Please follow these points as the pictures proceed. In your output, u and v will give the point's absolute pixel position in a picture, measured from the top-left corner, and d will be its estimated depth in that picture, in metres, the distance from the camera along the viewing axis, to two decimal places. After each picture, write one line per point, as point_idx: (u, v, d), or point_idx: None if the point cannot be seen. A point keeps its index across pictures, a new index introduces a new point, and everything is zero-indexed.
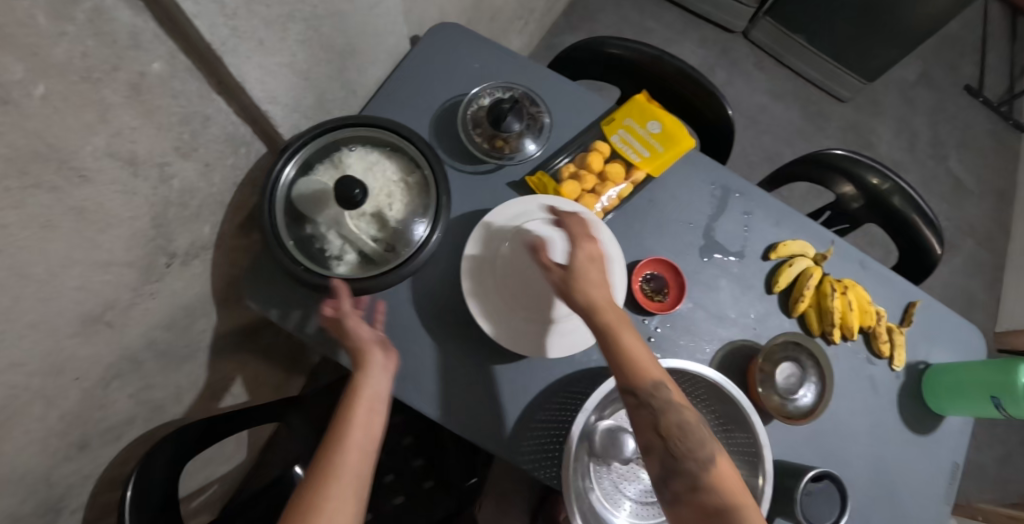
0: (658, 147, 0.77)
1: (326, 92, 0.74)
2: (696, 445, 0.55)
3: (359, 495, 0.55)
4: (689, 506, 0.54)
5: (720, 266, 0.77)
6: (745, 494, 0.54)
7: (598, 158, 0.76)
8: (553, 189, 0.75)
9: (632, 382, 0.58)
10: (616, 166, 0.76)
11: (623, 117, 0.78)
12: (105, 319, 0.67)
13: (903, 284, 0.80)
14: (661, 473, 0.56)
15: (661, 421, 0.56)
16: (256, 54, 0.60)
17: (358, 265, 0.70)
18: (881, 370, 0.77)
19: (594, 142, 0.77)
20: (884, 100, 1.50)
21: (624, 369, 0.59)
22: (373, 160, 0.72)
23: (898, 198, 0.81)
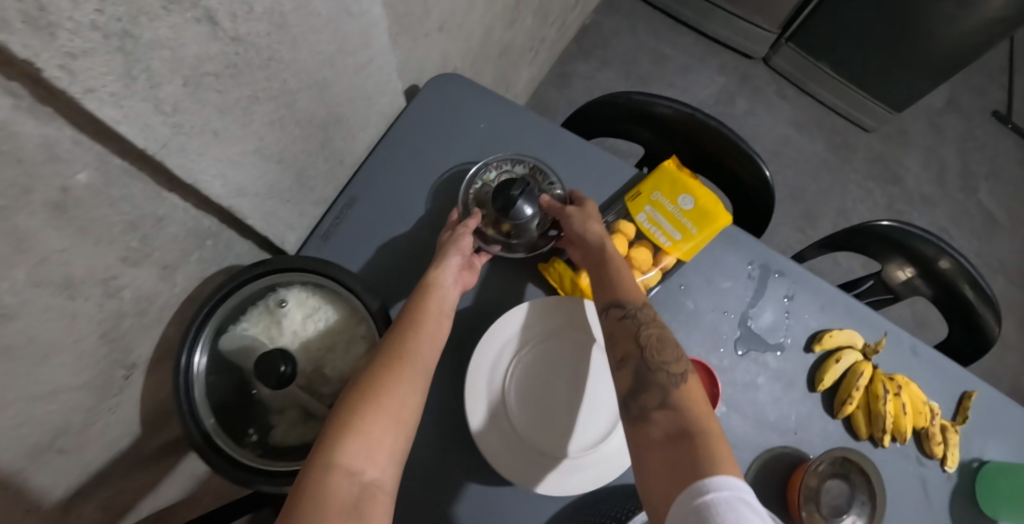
0: (690, 227, 0.66)
1: (306, 170, 0.63)
2: (670, 360, 0.53)
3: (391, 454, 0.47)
4: (656, 423, 0.49)
5: (757, 363, 0.67)
6: (715, 423, 0.49)
7: (621, 241, 0.65)
8: (570, 279, 0.66)
9: (614, 295, 0.58)
10: (643, 250, 0.65)
11: (651, 190, 0.67)
12: (56, 446, 0.58)
13: (957, 373, 0.72)
14: (633, 383, 0.52)
15: (632, 327, 0.55)
16: (211, 147, 0.49)
17: (301, 430, 0.58)
18: (931, 471, 0.70)
19: (616, 223, 0.66)
20: (912, 129, 1.41)
21: (617, 281, 0.59)
22: (314, 305, 0.60)
23: (966, 285, 0.71)
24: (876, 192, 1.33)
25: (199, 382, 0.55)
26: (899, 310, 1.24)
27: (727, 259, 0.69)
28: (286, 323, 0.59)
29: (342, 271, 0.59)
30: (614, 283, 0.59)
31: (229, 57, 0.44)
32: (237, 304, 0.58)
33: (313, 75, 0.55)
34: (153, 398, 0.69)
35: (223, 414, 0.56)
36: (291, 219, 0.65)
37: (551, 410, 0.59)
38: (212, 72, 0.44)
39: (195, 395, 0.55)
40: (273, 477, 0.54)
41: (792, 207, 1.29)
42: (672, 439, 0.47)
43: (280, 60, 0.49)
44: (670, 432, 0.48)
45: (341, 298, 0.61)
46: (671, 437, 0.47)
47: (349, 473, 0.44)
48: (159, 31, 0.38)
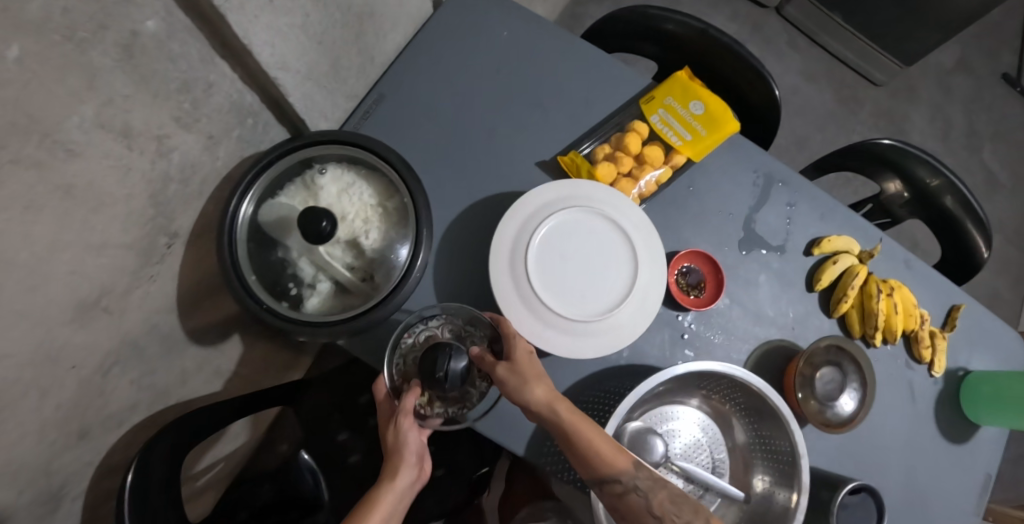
0: (701, 130, 0.71)
1: (342, 59, 0.67)
2: (689, 515, 0.53)
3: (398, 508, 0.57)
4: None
5: (760, 261, 0.72)
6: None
7: (636, 138, 0.70)
8: (587, 170, 0.70)
9: (602, 471, 0.54)
10: (656, 148, 0.70)
11: (664, 95, 0.72)
12: (102, 304, 0.62)
13: (948, 287, 0.76)
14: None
15: (630, 505, 0.54)
16: (265, 13, 0.53)
17: (333, 297, 0.63)
18: (919, 375, 0.74)
19: (631, 123, 0.72)
20: (921, 87, 1.44)
21: (593, 459, 0.55)
22: (348, 182, 0.65)
23: (951, 198, 0.76)
24: None
25: (241, 244, 0.60)
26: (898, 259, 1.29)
27: (732, 166, 0.74)
28: (322, 195, 0.63)
29: (375, 146, 0.63)
30: (594, 457, 0.54)
31: None
32: (277, 176, 0.63)
33: None
34: (188, 276, 0.73)
35: (262, 274, 0.61)
36: (325, 108, 0.69)
37: (568, 280, 0.64)
38: None
39: (238, 254, 0.60)
40: (308, 330, 0.60)
41: (797, 157, 1.32)
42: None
43: None
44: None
45: (374, 176, 0.65)
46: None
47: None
48: None
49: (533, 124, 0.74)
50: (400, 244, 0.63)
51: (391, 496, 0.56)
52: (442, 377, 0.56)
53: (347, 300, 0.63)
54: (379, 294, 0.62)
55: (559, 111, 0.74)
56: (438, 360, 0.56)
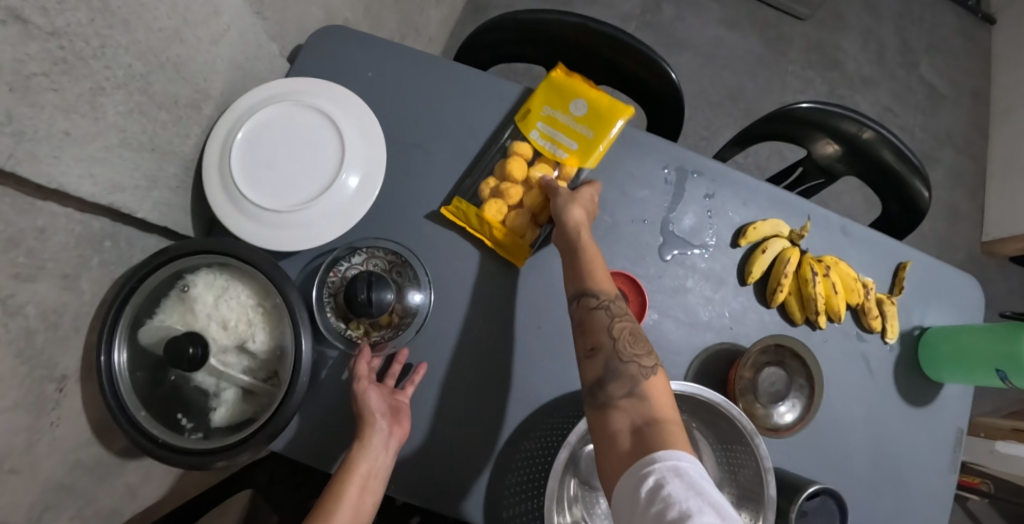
0: (586, 132, 0.66)
1: (188, 153, 0.62)
2: (642, 352, 0.54)
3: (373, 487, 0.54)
4: (621, 413, 0.50)
5: (684, 264, 0.68)
6: (675, 413, 0.50)
7: (519, 163, 0.65)
8: (474, 215, 0.65)
9: (585, 283, 0.57)
10: (542, 168, 0.66)
11: (542, 104, 0.67)
12: (3, 470, 0.57)
13: (893, 245, 0.72)
14: (601, 372, 0.53)
15: (592, 319, 0.56)
16: (69, 148, 0.48)
17: (239, 406, 0.59)
18: (872, 344, 0.70)
19: (512, 145, 0.66)
20: (849, 10, 1.36)
21: (587, 270, 0.58)
22: (223, 286, 0.61)
23: (887, 150, 0.71)
24: (816, 82, 1.30)
25: (126, 374, 0.56)
26: (847, 183, 1.23)
27: (642, 166, 0.69)
28: (197, 308, 0.59)
29: (232, 247, 0.57)
30: (585, 271, 0.58)
31: (53, 52, 0.43)
32: (146, 303, 0.58)
33: (163, 55, 0.53)
34: (95, 405, 0.68)
35: (155, 410, 0.57)
36: (187, 207, 0.64)
37: (290, 182, 0.60)
38: (39, 71, 0.43)
39: (124, 392, 0.55)
40: (217, 454, 0.55)
41: (733, 109, 1.25)
42: (637, 434, 0.48)
43: (117, 44, 0.48)
44: (638, 423, 0.49)
45: (248, 275, 0.61)
46: (634, 430, 0.49)
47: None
48: None
49: (416, 168, 0.68)
50: (286, 340, 0.59)
51: (363, 461, 0.54)
52: (366, 301, 0.55)
53: (254, 407, 0.59)
54: (281, 394, 0.57)
55: (440, 151, 0.69)
56: (356, 288, 0.55)
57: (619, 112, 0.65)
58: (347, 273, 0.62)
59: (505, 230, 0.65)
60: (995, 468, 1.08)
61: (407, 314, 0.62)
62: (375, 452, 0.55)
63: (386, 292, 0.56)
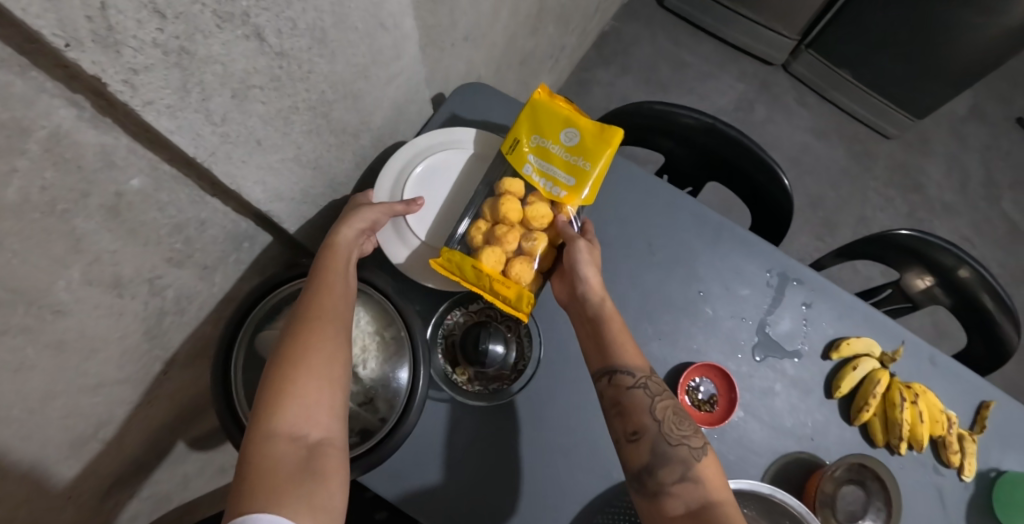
0: (583, 163, 0.60)
1: (337, 176, 0.67)
2: (687, 432, 0.52)
3: (327, 371, 0.48)
4: (673, 498, 0.48)
5: (776, 369, 0.66)
6: (727, 494, 0.49)
7: (514, 203, 0.59)
8: (471, 267, 0.57)
9: (616, 362, 0.55)
10: (540, 206, 0.60)
11: (529, 137, 0.62)
12: (98, 437, 0.59)
13: (976, 384, 0.72)
14: (650, 458, 0.50)
15: (628, 397, 0.53)
16: (254, 155, 0.52)
17: None
18: (948, 480, 0.69)
19: (501, 183, 0.61)
20: (935, 138, 1.43)
21: (615, 348, 0.55)
22: None
23: (987, 295, 0.71)
24: (897, 202, 1.33)
25: (242, 377, 0.58)
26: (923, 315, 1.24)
27: (747, 265, 0.68)
28: None
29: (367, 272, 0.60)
30: (612, 346, 0.55)
31: (273, 70, 0.48)
32: (274, 306, 0.61)
33: (349, 86, 0.58)
34: (188, 391, 0.71)
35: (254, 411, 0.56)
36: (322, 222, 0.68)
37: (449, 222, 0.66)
38: (259, 84, 0.48)
39: (238, 394, 0.56)
40: None
41: (812, 214, 1.29)
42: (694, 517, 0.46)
43: (319, 72, 0.53)
44: (692, 507, 0.47)
45: (372, 300, 0.61)
46: (691, 515, 0.46)
47: (291, 436, 0.44)
48: (212, 47, 0.41)
49: None
50: (397, 373, 0.57)
51: (316, 346, 0.49)
52: (483, 351, 0.57)
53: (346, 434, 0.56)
54: (382, 426, 0.55)
55: None
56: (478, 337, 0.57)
57: (614, 137, 0.60)
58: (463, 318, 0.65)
59: (508, 283, 0.56)
60: None
61: (514, 371, 0.63)
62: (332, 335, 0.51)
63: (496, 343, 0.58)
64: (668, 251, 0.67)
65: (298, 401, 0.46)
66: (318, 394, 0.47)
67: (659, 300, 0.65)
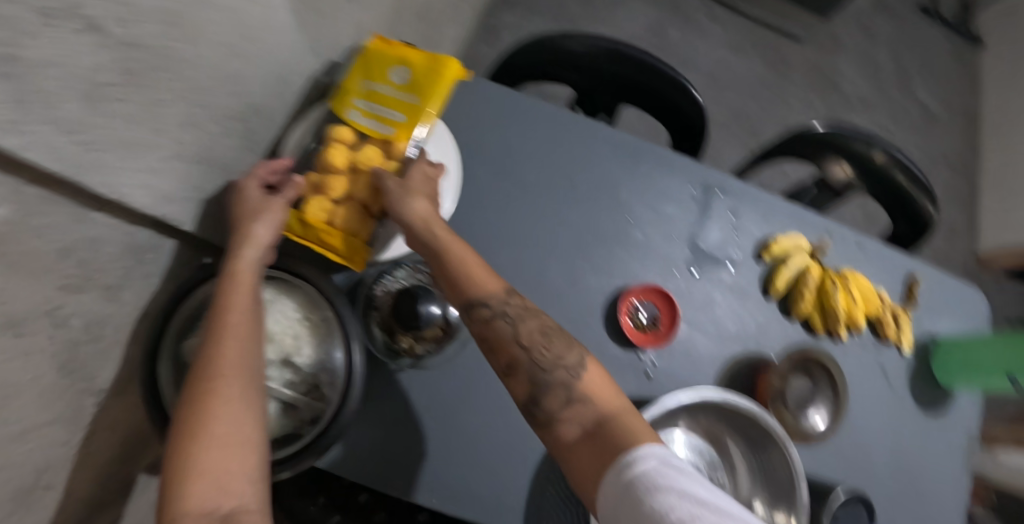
0: (412, 99, 0.59)
1: (228, 164, 0.63)
2: (562, 353, 0.51)
3: (234, 427, 0.45)
4: (569, 422, 0.49)
5: (712, 279, 0.67)
6: (620, 399, 0.51)
7: (340, 149, 0.56)
8: (296, 219, 0.55)
9: (469, 296, 0.52)
10: (369, 149, 0.57)
11: (357, 81, 0.60)
12: (41, 485, 0.56)
13: (903, 261, 0.75)
14: (533, 390, 0.50)
15: (492, 330, 0.51)
16: (127, 161, 0.49)
17: (282, 427, 0.55)
18: (890, 356, 0.73)
19: (329, 130, 0.57)
20: (846, 34, 1.45)
21: (466, 282, 0.53)
22: (267, 299, 0.58)
23: (900, 173, 0.74)
24: (817, 104, 1.37)
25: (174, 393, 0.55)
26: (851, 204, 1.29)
27: (668, 183, 0.68)
28: None
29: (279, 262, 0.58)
30: (463, 281, 0.53)
31: (124, 63, 0.44)
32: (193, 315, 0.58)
33: (218, 68, 0.54)
34: (128, 417, 0.67)
35: None
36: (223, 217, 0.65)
37: None
38: (110, 81, 0.44)
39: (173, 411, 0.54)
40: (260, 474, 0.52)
41: (736, 127, 1.31)
42: (592, 436, 0.48)
43: (181, 58, 0.49)
44: (590, 428, 0.48)
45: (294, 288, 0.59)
46: (588, 434, 0.48)
47: (201, 511, 0.41)
48: (44, 48, 0.37)
49: None
50: (333, 354, 0.56)
51: (220, 408, 0.44)
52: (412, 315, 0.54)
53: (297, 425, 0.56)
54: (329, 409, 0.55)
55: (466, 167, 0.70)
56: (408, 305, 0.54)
57: (445, 71, 0.59)
58: (393, 283, 0.60)
59: (333, 231, 0.55)
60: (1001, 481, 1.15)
61: (451, 329, 0.60)
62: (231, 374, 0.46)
63: (433, 304, 0.57)
64: (589, 183, 0.66)
65: (204, 476, 0.42)
66: (223, 459, 0.43)
67: (590, 235, 0.65)
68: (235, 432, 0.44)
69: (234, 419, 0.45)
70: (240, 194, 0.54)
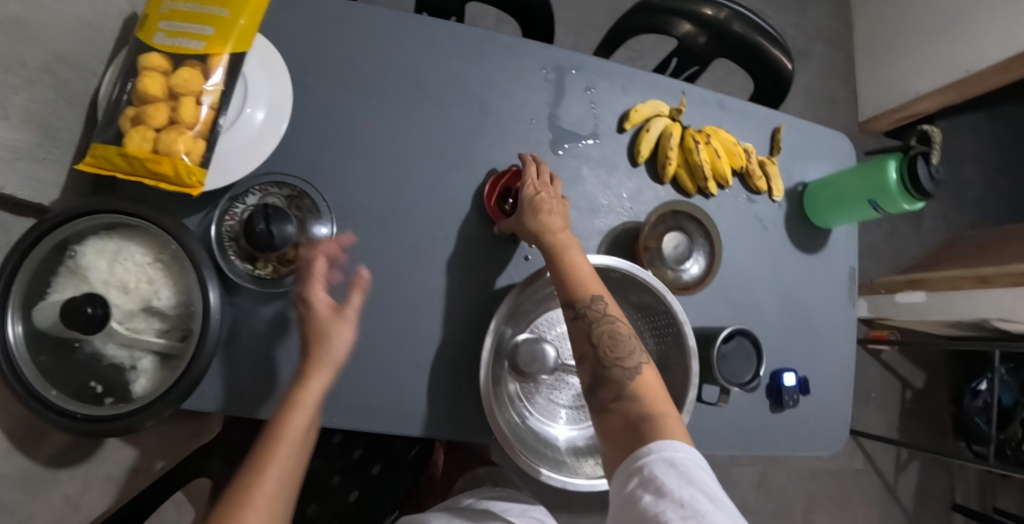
0: (220, 10, 0.56)
1: (52, 121, 0.58)
2: (624, 355, 0.54)
3: (282, 486, 0.47)
4: (614, 413, 0.52)
5: (578, 155, 0.68)
6: (669, 405, 0.52)
7: (153, 76, 0.53)
8: (116, 154, 0.52)
9: (572, 292, 0.56)
10: (184, 71, 0.54)
11: (158, 5, 0.56)
12: None
13: (765, 113, 0.78)
14: (591, 380, 0.55)
15: (590, 312, 0.55)
16: None
17: (159, 371, 0.56)
18: (764, 206, 0.76)
19: (138, 60, 0.54)
20: None
21: (568, 283, 0.56)
22: (113, 248, 0.56)
23: (738, 24, 0.76)
24: None
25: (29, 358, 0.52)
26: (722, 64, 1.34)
27: (520, 70, 0.68)
28: (90, 275, 0.54)
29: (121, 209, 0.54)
30: (570, 284, 0.56)
31: None
32: (35, 277, 0.53)
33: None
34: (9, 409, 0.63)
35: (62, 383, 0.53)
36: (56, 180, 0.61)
37: None
38: None
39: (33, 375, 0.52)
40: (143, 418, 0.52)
41: None
42: (630, 431, 0.51)
43: None
44: (631, 420, 0.51)
45: (142, 232, 0.57)
46: (629, 426, 0.51)
47: None
48: None
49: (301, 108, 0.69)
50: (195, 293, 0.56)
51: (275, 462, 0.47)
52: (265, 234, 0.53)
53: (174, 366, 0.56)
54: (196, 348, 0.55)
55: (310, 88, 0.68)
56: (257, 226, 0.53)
57: None
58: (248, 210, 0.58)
59: (160, 157, 0.52)
60: (896, 316, 1.33)
61: (313, 248, 0.59)
62: (285, 464, 0.48)
63: (288, 224, 0.55)
64: (438, 82, 0.66)
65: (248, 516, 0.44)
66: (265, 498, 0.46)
67: (447, 132, 0.65)
68: (282, 484, 0.47)
69: (284, 472, 0.47)
70: (301, 283, 0.53)
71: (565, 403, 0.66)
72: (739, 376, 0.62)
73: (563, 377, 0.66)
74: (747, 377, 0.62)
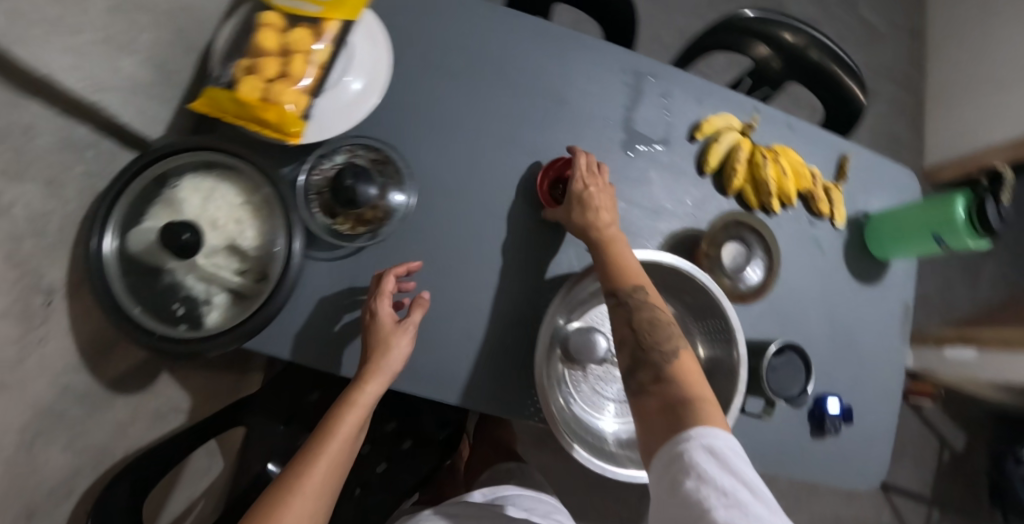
0: None
1: (167, 63, 0.63)
2: (663, 339, 0.56)
3: (329, 475, 0.54)
4: (652, 396, 0.53)
5: (647, 157, 0.70)
6: (704, 389, 0.53)
7: (269, 32, 0.57)
8: (228, 99, 0.55)
9: (614, 281, 0.58)
10: (298, 31, 0.58)
11: None
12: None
13: (834, 140, 0.78)
14: (630, 363, 0.56)
15: (631, 303, 0.57)
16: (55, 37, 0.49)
17: (232, 307, 0.58)
18: (824, 230, 0.76)
19: (257, 16, 0.58)
20: None
21: (613, 269, 0.58)
22: (208, 187, 0.59)
23: (813, 51, 0.77)
24: None
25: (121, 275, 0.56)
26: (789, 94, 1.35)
27: (600, 70, 0.70)
28: (184, 207, 0.58)
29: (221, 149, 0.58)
30: (616, 270, 0.58)
31: None
32: (136, 201, 0.57)
33: None
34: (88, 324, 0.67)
35: (146, 303, 0.57)
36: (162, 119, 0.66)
37: None
38: None
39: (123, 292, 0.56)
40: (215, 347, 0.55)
41: None
42: (666, 411, 0.51)
43: None
44: (669, 402, 0.52)
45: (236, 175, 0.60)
46: (666, 407, 0.52)
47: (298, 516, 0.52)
48: None
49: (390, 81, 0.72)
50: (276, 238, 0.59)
51: (325, 455, 0.54)
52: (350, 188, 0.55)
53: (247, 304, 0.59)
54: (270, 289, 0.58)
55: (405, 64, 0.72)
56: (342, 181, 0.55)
57: None
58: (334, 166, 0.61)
59: (269, 106, 0.55)
60: (944, 372, 1.27)
61: (389, 212, 0.62)
62: (341, 448, 0.55)
63: (370, 187, 0.58)
64: (521, 72, 0.68)
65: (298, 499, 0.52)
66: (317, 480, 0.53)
67: (524, 121, 0.68)
68: (334, 469, 0.55)
69: (332, 462, 0.54)
70: (373, 320, 0.57)
71: (613, 397, 0.67)
72: (787, 390, 0.63)
73: (611, 370, 0.67)
74: (798, 390, 0.62)
